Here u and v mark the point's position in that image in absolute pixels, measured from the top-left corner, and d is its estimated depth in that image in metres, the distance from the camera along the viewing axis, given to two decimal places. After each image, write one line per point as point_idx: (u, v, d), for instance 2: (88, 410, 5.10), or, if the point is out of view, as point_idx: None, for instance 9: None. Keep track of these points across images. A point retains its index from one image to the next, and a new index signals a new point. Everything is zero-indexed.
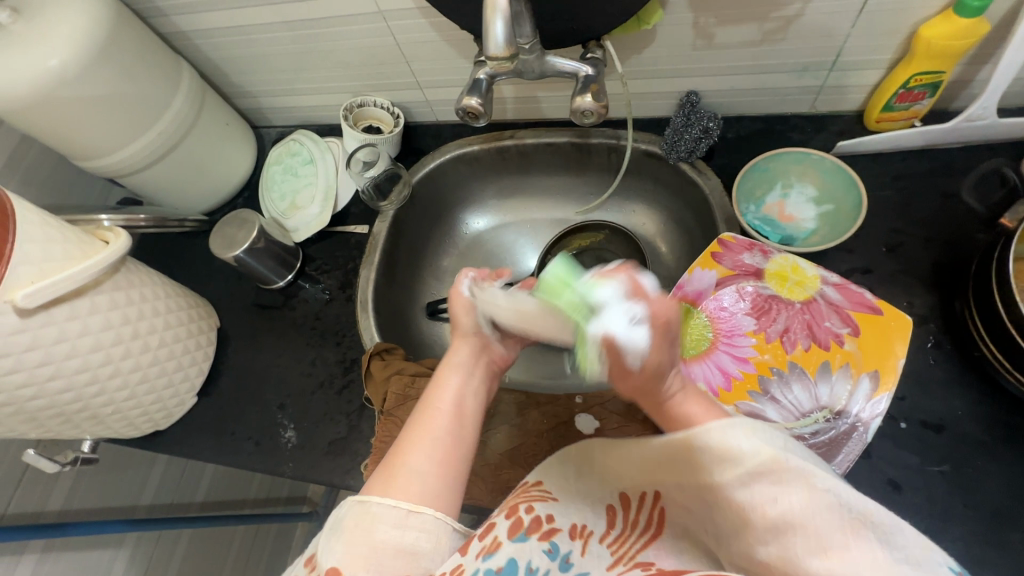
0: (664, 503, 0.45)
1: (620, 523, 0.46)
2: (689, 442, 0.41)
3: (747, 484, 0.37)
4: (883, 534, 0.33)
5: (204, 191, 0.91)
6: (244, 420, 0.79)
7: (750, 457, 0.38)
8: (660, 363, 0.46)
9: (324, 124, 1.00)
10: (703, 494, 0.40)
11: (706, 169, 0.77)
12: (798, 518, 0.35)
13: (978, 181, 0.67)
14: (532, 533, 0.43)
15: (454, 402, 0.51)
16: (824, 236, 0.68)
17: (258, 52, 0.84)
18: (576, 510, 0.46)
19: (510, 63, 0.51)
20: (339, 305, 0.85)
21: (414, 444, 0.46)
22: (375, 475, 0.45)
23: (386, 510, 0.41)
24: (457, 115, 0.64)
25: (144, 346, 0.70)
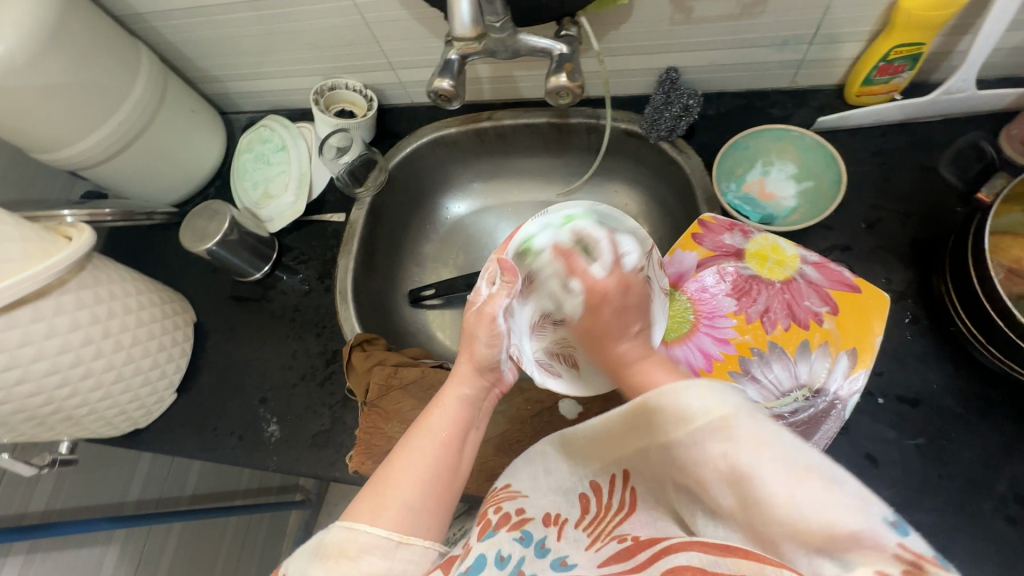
0: (635, 483, 0.43)
1: (595, 508, 0.44)
2: (640, 408, 0.40)
3: (700, 442, 0.36)
4: (832, 480, 0.31)
5: (172, 182, 0.88)
6: (226, 415, 0.78)
7: (700, 416, 0.36)
8: (593, 323, 0.56)
9: (296, 109, 0.97)
10: (667, 459, 0.39)
11: (687, 148, 0.76)
12: (748, 472, 0.33)
13: (956, 154, 0.67)
14: (501, 527, 0.41)
15: (449, 428, 0.49)
16: (805, 213, 0.68)
17: (221, 34, 0.80)
18: (548, 500, 0.45)
19: (478, 43, 0.50)
20: (319, 296, 0.83)
21: (408, 474, 0.45)
22: (361, 499, 0.44)
23: (375, 539, 0.41)
24: (428, 97, 0.62)
25: (117, 345, 0.69)
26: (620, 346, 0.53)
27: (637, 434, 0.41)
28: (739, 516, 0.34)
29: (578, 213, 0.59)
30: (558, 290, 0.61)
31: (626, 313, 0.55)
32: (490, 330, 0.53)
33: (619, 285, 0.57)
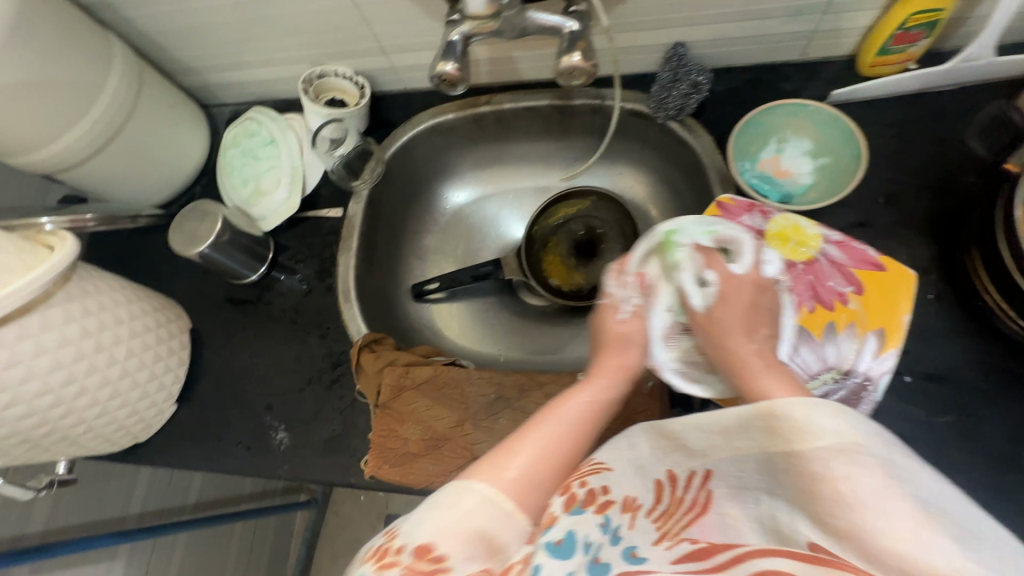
0: (715, 485, 0.38)
1: (666, 499, 0.40)
2: (764, 411, 0.34)
3: (822, 463, 0.31)
4: (962, 533, 0.27)
5: (155, 182, 0.83)
6: (231, 424, 0.75)
7: (829, 436, 0.31)
8: (727, 314, 0.46)
9: (282, 99, 0.92)
10: (771, 468, 0.34)
11: (697, 128, 0.73)
12: (868, 501, 0.29)
13: (983, 125, 0.65)
14: (587, 505, 0.38)
15: (580, 421, 0.43)
16: (823, 191, 0.66)
17: (198, 22, 0.75)
18: (628, 483, 0.41)
19: (494, 22, 0.51)
20: (320, 296, 0.80)
21: (531, 445, 0.40)
22: (476, 460, 0.38)
23: (489, 505, 0.35)
24: (431, 81, 0.59)
25: (111, 359, 0.65)
26: (747, 345, 0.44)
27: (749, 436, 0.35)
28: (840, 542, 0.30)
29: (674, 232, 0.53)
30: (690, 284, 0.49)
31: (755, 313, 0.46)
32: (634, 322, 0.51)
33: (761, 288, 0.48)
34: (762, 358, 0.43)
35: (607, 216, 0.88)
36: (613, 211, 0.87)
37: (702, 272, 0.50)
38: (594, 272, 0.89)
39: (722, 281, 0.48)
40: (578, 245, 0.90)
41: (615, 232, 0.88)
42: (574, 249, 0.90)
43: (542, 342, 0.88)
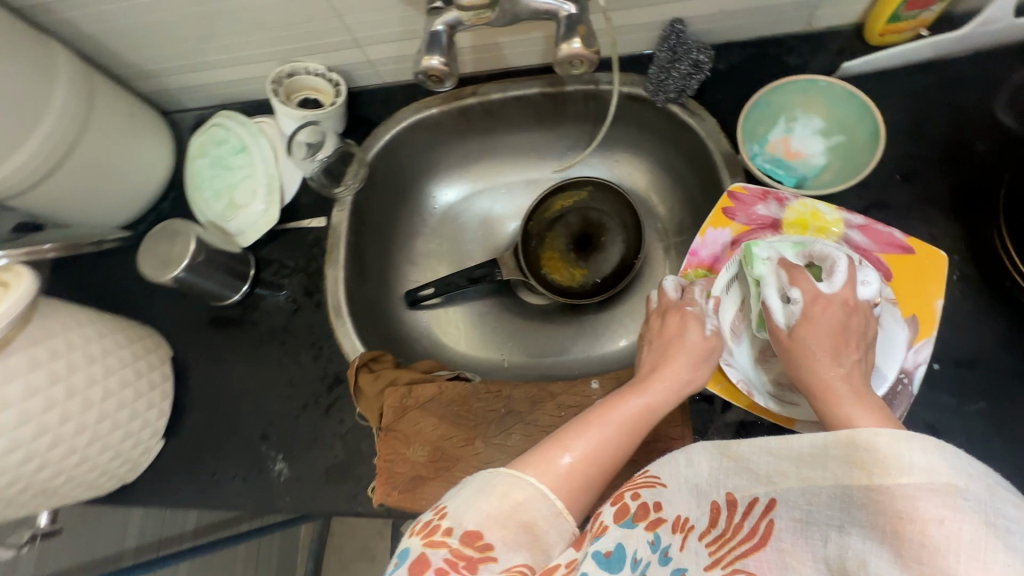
0: (778, 515, 0.37)
1: (723, 523, 0.39)
2: (843, 440, 0.36)
3: (907, 498, 0.32)
4: None
5: (119, 201, 0.76)
6: (225, 457, 0.71)
7: (917, 474, 0.32)
8: (818, 333, 0.45)
9: (250, 101, 0.85)
10: (844, 502, 0.34)
11: (699, 110, 0.69)
12: (963, 548, 0.30)
13: (1013, 94, 0.62)
14: (640, 519, 0.38)
15: (631, 427, 0.47)
16: (838, 171, 0.63)
17: (150, 21, 0.68)
18: (682, 501, 0.40)
19: (490, 13, 0.47)
20: (309, 313, 0.75)
21: (586, 448, 0.44)
22: (531, 453, 0.43)
23: (538, 496, 0.40)
24: (416, 77, 0.54)
25: (86, 403, 0.60)
26: (835, 371, 0.44)
27: (833, 466, 0.36)
28: None
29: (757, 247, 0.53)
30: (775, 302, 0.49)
31: (851, 333, 0.46)
32: (698, 337, 0.53)
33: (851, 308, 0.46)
34: (851, 387, 0.43)
35: (607, 207, 0.84)
36: (612, 201, 0.83)
37: (787, 289, 0.49)
38: (596, 267, 0.85)
39: (810, 300, 0.47)
40: (578, 239, 0.85)
41: (616, 223, 0.84)
42: (574, 244, 0.85)
43: (546, 343, 0.84)
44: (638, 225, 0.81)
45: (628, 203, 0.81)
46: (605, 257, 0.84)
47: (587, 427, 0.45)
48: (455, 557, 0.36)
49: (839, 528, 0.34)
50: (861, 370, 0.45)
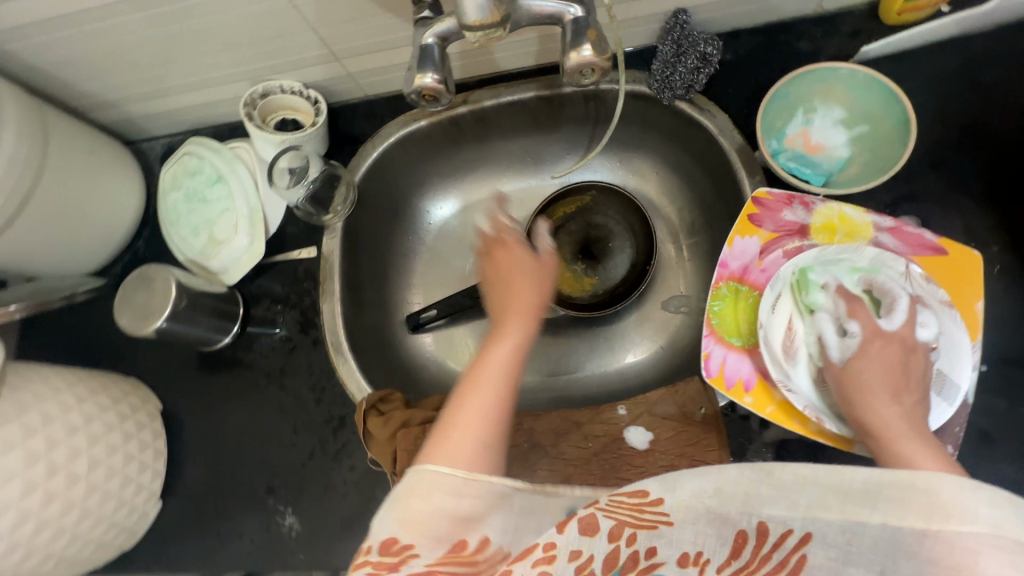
0: (810, 551, 0.36)
1: (748, 555, 0.37)
2: (900, 480, 0.35)
3: (971, 553, 0.31)
4: None
5: (88, 246, 0.70)
6: (229, 514, 0.66)
7: (983, 524, 0.32)
8: (879, 368, 0.44)
9: (222, 124, 0.78)
10: (895, 542, 0.33)
11: (709, 106, 0.64)
12: None
13: None
14: (628, 570, 0.40)
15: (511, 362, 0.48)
16: (864, 164, 0.59)
17: (102, 48, 0.61)
18: (694, 531, 0.38)
19: (502, 32, 0.41)
20: (306, 352, 0.70)
21: (474, 413, 0.44)
22: (428, 445, 0.43)
23: (444, 478, 0.40)
24: (408, 96, 0.49)
25: (71, 478, 0.55)
26: (896, 409, 0.42)
27: (883, 507, 0.34)
28: None
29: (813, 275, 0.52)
30: (830, 333, 0.48)
31: (913, 371, 0.45)
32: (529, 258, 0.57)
33: (912, 345, 0.46)
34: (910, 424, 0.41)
35: (612, 211, 0.79)
36: (618, 205, 0.78)
37: (844, 320, 0.48)
38: (605, 274, 0.79)
39: (868, 334, 0.46)
40: (584, 247, 0.79)
41: (623, 227, 0.79)
42: (580, 252, 0.80)
43: (560, 359, 0.77)
44: (647, 228, 0.76)
45: (636, 205, 0.76)
46: (614, 263, 0.79)
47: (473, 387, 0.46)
48: (376, 571, 0.36)
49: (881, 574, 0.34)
50: (921, 412, 0.43)
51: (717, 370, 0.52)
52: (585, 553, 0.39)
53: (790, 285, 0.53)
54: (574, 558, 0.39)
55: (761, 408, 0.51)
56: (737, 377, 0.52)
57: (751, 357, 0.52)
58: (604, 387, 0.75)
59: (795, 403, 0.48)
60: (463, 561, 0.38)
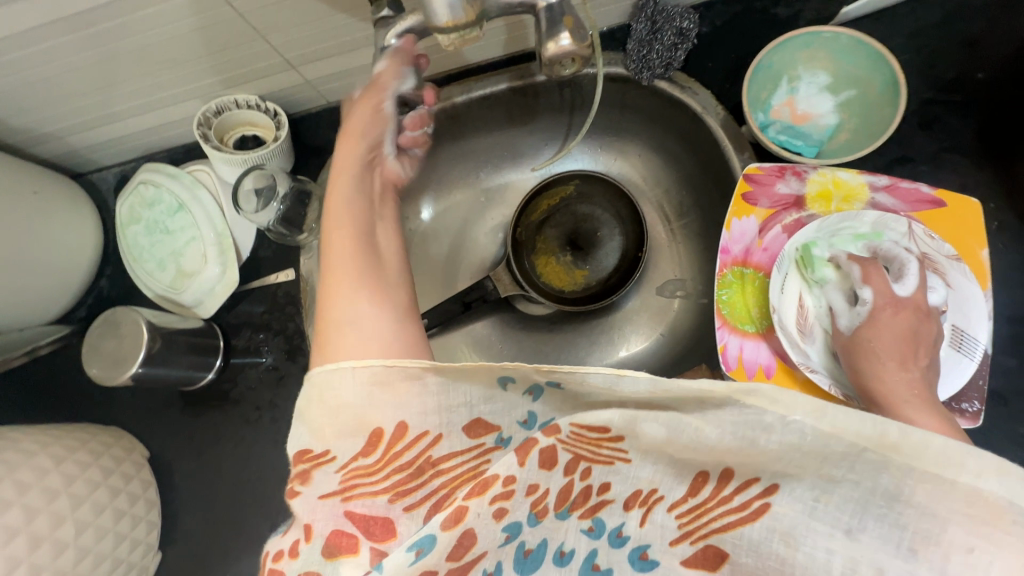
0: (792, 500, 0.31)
1: (703, 497, 0.34)
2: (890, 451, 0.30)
3: (941, 522, 0.29)
4: None
5: (48, 293, 0.65)
6: (235, 557, 0.63)
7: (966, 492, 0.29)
8: (888, 336, 0.44)
9: (177, 146, 0.73)
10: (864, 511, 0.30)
11: (690, 83, 0.62)
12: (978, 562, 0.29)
13: None
14: (575, 508, 0.37)
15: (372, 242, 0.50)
16: (854, 128, 0.57)
17: (32, 78, 0.56)
18: (652, 475, 0.35)
19: (477, 32, 0.39)
20: (296, 380, 0.66)
21: (348, 306, 0.44)
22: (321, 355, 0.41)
23: (333, 373, 0.37)
24: None
25: (58, 545, 0.52)
26: (908, 374, 0.43)
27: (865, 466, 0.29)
28: None
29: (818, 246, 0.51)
30: (839, 304, 0.49)
31: (924, 335, 0.45)
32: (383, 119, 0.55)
33: (922, 309, 0.46)
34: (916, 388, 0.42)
35: (597, 199, 0.76)
36: (602, 193, 0.76)
37: (857, 286, 0.48)
38: (597, 264, 0.76)
39: (881, 303, 0.46)
40: (572, 241, 0.77)
41: (610, 215, 0.76)
42: (568, 244, 0.77)
43: (562, 357, 0.75)
44: (635, 213, 0.74)
45: (621, 191, 0.74)
46: (605, 252, 0.76)
47: (347, 277, 0.46)
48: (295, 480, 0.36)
49: (846, 530, 0.31)
50: (930, 377, 0.43)
51: (735, 362, 0.50)
52: (541, 487, 0.36)
53: (795, 262, 0.52)
54: (531, 492, 0.36)
55: None
56: (757, 365, 0.50)
57: (766, 342, 0.51)
58: None
59: (819, 383, 0.47)
60: (386, 459, 0.36)
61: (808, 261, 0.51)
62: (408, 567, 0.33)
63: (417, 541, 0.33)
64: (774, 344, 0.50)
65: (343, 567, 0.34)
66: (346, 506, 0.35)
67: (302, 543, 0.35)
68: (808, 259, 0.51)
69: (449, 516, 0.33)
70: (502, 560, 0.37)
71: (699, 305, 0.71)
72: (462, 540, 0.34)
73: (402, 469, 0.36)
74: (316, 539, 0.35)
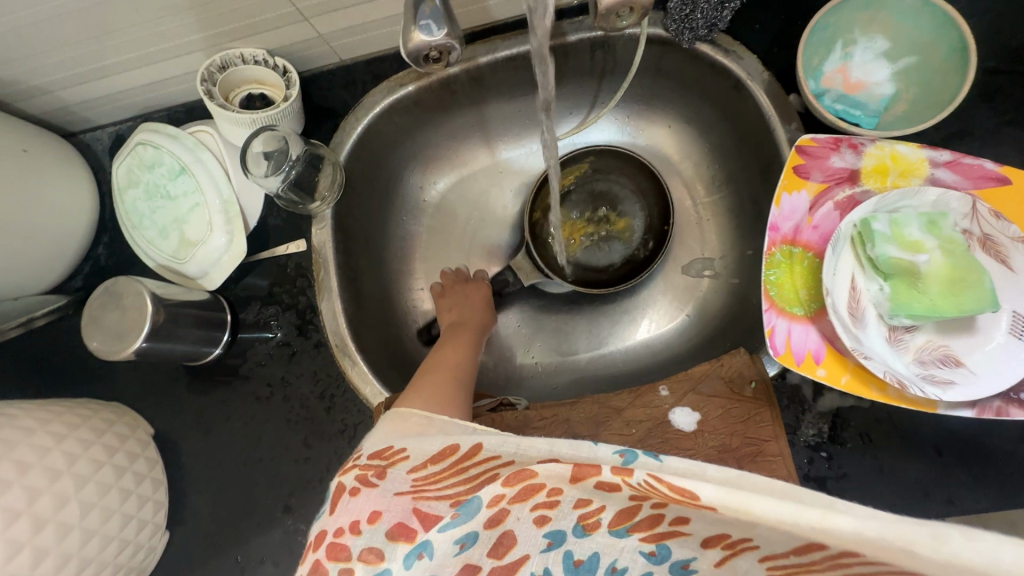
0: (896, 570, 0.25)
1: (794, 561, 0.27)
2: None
3: None
4: None
5: (42, 261, 0.61)
6: (246, 537, 0.61)
7: None
8: None
9: (177, 106, 0.68)
10: None
11: (735, 47, 0.58)
12: None
13: None
14: (636, 530, 0.33)
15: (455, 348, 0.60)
16: (913, 100, 0.53)
17: (20, 25, 0.51)
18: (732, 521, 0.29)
19: None
20: (309, 358, 0.63)
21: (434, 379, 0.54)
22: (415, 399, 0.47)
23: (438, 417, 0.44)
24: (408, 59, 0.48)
25: (63, 528, 0.49)
26: None
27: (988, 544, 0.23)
28: None
29: (877, 223, 0.47)
30: None
31: None
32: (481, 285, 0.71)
33: None
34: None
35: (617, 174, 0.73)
36: (622, 166, 0.72)
37: None
38: (615, 244, 0.73)
39: None
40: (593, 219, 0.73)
41: (629, 190, 0.73)
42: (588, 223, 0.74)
43: (584, 339, 0.72)
44: (659, 188, 0.71)
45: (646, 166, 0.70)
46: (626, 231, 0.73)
47: (434, 366, 0.57)
48: (365, 473, 0.38)
49: None
50: None
51: (783, 347, 0.47)
52: (594, 503, 0.32)
53: (850, 239, 0.48)
54: (580, 505, 0.32)
55: (835, 381, 0.47)
56: (805, 350, 0.47)
57: (816, 325, 0.48)
58: (632, 362, 0.70)
59: (872, 370, 0.44)
60: (455, 468, 0.35)
61: (865, 238, 0.47)
62: (453, 557, 0.33)
63: (462, 525, 0.33)
64: (825, 326, 0.47)
65: (401, 552, 0.33)
66: (416, 503, 0.34)
67: (364, 522, 0.34)
68: (867, 237, 0.47)
69: (494, 515, 0.33)
70: (549, 566, 0.34)
71: (726, 285, 0.69)
72: (503, 539, 0.33)
73: (464, 480, 0.34)
74: (381, 522, 0.34)
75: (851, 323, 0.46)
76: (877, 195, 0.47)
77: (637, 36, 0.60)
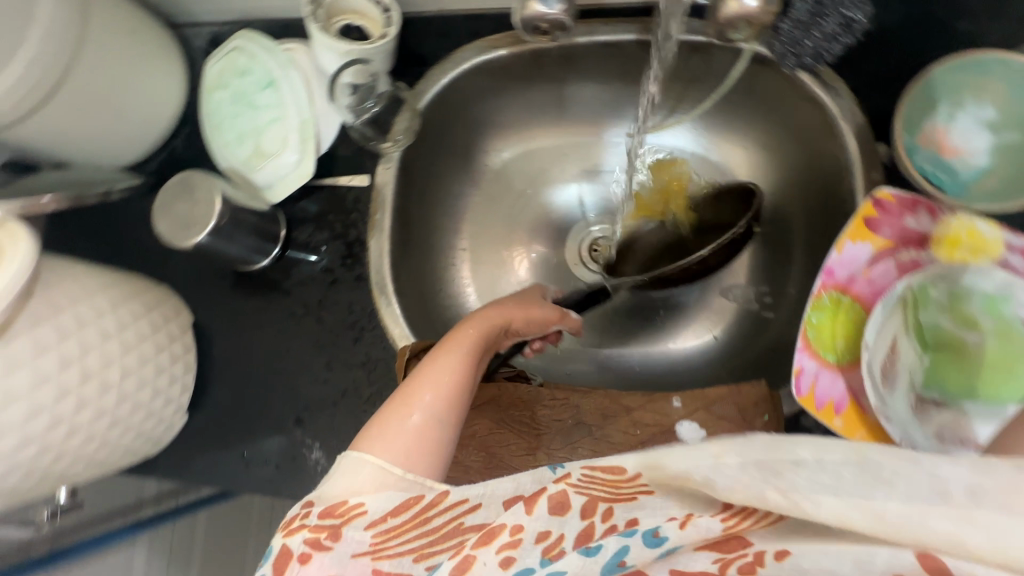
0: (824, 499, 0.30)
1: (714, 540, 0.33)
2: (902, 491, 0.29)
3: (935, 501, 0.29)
4: None
5: (127, 140, 0.65)
6: (255, 436, 0.65)
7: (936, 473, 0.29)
8: None
9: (277, 21, 0.70)
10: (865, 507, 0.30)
11: (838, 83, 0.56)
12: None
13: None
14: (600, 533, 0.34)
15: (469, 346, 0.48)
16: (1007, 177, 0.52)
17: None
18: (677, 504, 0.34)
19: None
20: (348, 288, 0.65)
21: (429, 379, 0.44)
22: (381, 412, 0.42)
23: (381, 471, 0.38)
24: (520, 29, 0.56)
25: (103, 386, 0.54)
26: None
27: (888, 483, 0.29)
28: None
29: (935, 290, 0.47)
30: None
31: None
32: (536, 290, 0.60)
33: None
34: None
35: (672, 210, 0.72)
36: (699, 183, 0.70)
37: None
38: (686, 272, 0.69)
39: None
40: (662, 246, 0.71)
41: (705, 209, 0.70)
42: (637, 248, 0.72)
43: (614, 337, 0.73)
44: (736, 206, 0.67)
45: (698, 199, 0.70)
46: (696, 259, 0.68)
47: (439, 359, 0.46)
48: (315, 534, 0.36)
49: None
50: None
51: (807, 390, 0.47)
52: (554, 533, 0.34)
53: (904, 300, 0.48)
54: (541, 539, 0.34)
55: (849, 435, 0.47)
56: (828, 398, 0.47)
57: (846, 378, 0.48)
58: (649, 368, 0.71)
59: (890, 431, 0.44)
60: (415, 522, 0.37)
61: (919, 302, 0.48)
62: None
63: None
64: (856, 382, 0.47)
65: None
66: (375, 565, 0.36)
67: None
68: (920, 301, 0.47)
69: (459, 561, 0.34)
70: None
71: (760, 317, 0.68)
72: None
73: (428, 533, 0.36)
74: None
75: (880, 379, 0.46)
76: (942, 266, 0.47)
77: (742, 50, 0.60)
